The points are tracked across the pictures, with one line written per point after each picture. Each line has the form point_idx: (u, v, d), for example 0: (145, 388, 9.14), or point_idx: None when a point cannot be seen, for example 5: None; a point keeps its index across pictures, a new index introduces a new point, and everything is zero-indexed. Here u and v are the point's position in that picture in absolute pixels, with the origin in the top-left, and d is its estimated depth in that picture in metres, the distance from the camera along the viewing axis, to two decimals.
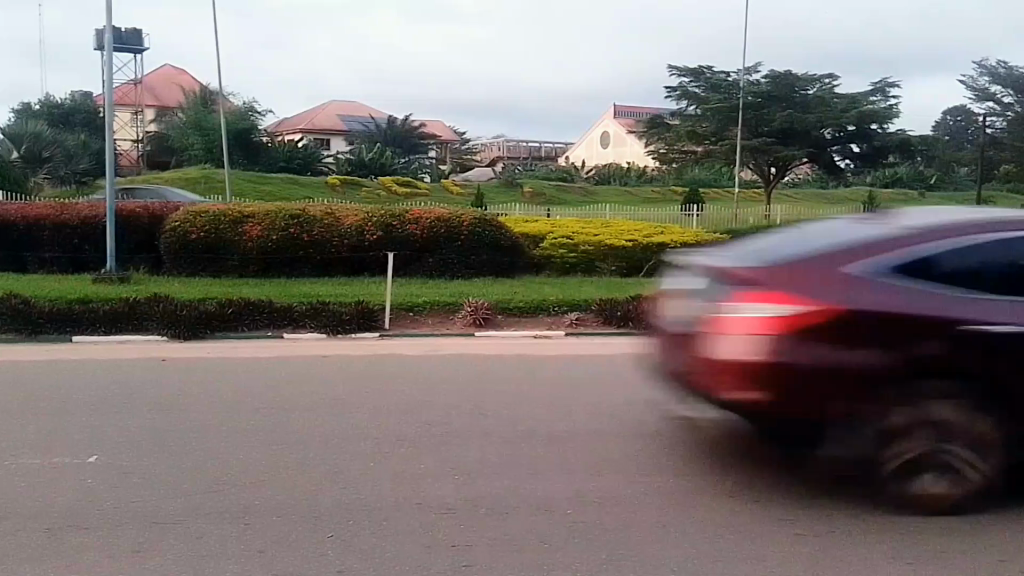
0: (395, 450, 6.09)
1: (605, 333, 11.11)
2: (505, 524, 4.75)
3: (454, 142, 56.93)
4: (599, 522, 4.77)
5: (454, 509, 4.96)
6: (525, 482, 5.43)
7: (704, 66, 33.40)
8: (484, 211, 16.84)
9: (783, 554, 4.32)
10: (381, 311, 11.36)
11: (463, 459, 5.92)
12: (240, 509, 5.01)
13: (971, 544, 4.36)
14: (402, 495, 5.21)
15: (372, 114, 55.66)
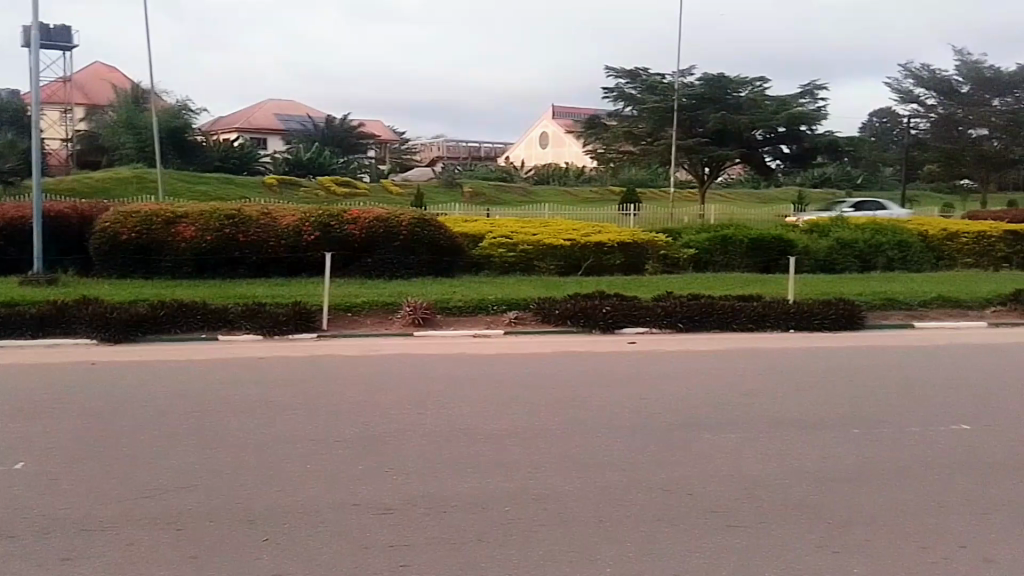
0: (335, 452, 6.08)
1: (544, 331, 11.22)
2: (442, 522, 4.82)
3: (394, 142, 56.51)
4: (536, 518, 4.87)
5: (394, 510, 4.97)
6: (464, 480, 5.51)
7: (640, 68, 33.87)
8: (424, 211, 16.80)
9: (715, 547, 4.48)
10: (319, 312, 11.26)
11: (403, 458, 5.96)
12: (172, 514, 4.94)
13: (883, 535, 4.64)
14: (341, 496, 5.22)
15: (310, 113, 54.87)
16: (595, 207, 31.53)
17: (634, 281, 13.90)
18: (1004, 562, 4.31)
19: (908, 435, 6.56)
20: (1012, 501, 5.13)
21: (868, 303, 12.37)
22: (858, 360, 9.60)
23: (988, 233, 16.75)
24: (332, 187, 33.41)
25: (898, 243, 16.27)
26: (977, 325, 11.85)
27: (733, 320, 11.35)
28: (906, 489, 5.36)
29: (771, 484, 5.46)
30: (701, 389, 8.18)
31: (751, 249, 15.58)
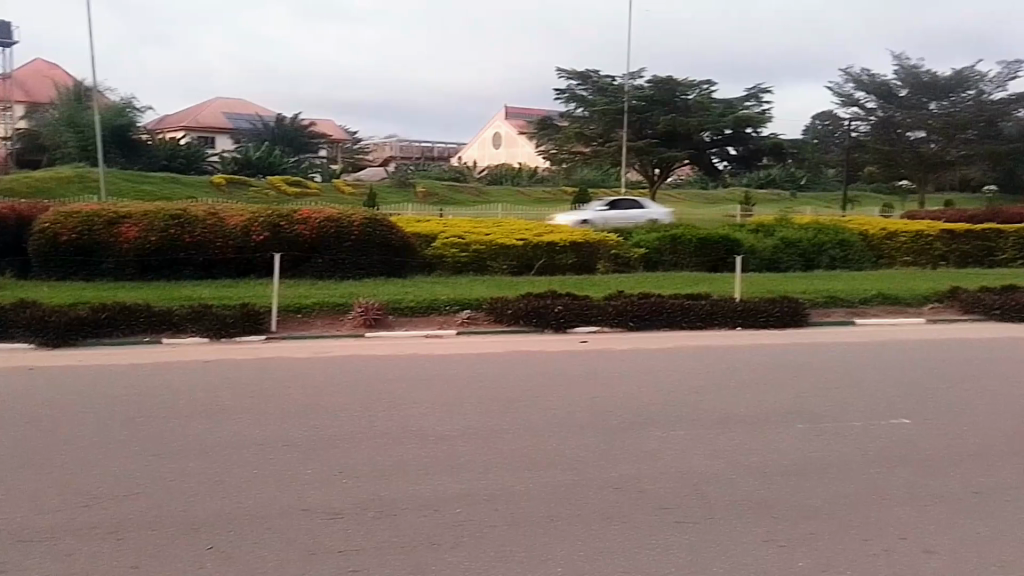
0: (284, 456, 6.04)
1: (496, 331, 11.27)
2: (392, 525, 4.82)
3: (346, 142, 56.00)
4: (487, 519, 4.89)
5: (343, 514, 4.95)
6: (416, 483, 5.51)
7: (591, 70, 34.22)
8: (376, 211, 16.71)
9: (665, 543, 4.57)
10: (267, 314, 11.12)
11: (354, 462, 5.93)
12: (112, 522, 4.84)
13: (823, 527, 4.80)
14: (289, 501, 5.18)
15: (258, 112, 54.03)
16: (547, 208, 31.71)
17: (587, 281, 14.00)
18: (941, 552, 4.48)
19: (850, 430, 6.77)
20: (950, 493, 5.33)
21: (812, 301, 12.70)
22: (804, 356, 9.85)
23: (925, 233, 17.31)
24: (281, 187, 32.95)
25: (839, 242, 16.71)
26: (916, 322, 12.26)
27: (683, 318, 11.56)
28: (845, 483, 5.55)
29: (718, 480, 5.58)
30: (651, 387, 8.31)
31: (700, 248, 15.87)
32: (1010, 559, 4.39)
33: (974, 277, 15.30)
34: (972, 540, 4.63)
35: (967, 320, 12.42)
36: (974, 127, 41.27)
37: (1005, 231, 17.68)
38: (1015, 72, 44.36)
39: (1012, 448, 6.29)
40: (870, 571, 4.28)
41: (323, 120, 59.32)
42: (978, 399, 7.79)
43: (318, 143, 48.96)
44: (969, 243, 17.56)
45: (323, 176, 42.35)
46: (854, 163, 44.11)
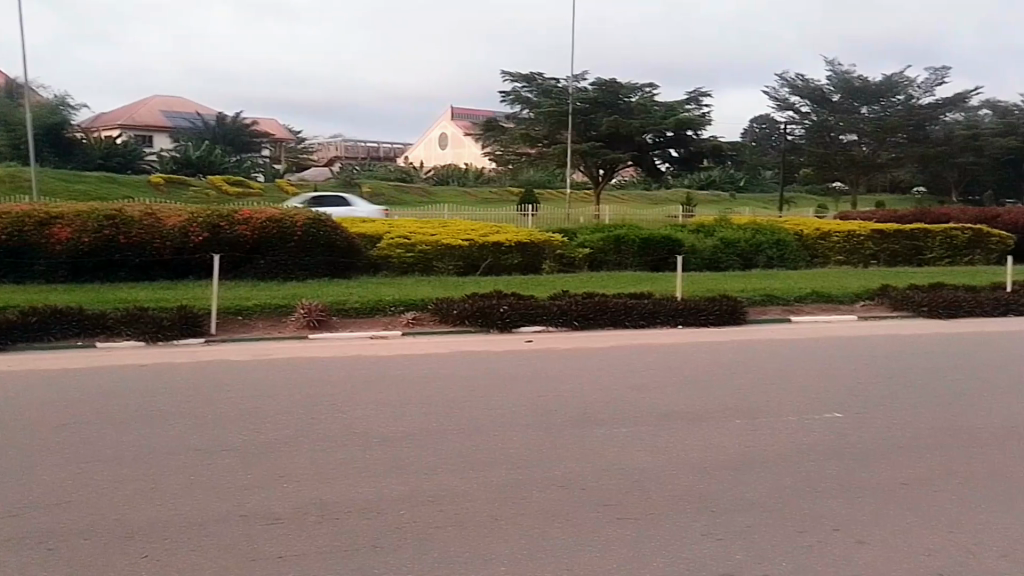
0: (224, 461, 5.95)
1: (441, 331, 11.28)
2: (335, 529, 4.81)
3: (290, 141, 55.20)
4: (431, 520, 4.92)
5: (284, 519, 4.92)
6: (360, 485, 5.50)
7: (536, 72, 34.47)
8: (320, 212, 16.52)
9: (606, 540, 4.66)
10: (206, 316, 10.92)
11: (295, 465, 5.89)
12: (41, 532, 4.72)
13: (758, 520, 4.96)
14: (228, 507, 5.12)
15: (198, 110, 52.86)
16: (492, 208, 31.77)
17: (532, 281, 14.09)
18: (872, 543, 4.67)
19: (786, 425, 6.98)
20: (879, 484, 5.57)
21: (749, 300, 13.05)
22: (742, 353, 10.11)
23: (857, 233, 17.90)
24: (221, 186, 32.31)
25: (776, 242, 17.20)
26: (848, 318, 12.69)
27: (626, 318, 11.74)
28: (780, 476, 5.73)
29: (658, 475, 5.72)
30: (593, 385, 8.43)
31: (642, 247, 16.13)
32: (935, 547, 4.60)
33: (904, 276, 15.95)
34: (899, 529, 4.84)
35: (897, 316, 12.92)
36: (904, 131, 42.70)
37: (933, 231, 18.36)
38: (941, 78, 46.15)
39: (938, 439, 6.59)
40: (801, 560, 4.45)
41: (265, 118, 58.30)
42: (905, 393, 8.13)
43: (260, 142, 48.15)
44: (899, 243, 18.21)
45: (265, 175, 41.61)
46: (790, 166, 45.49)
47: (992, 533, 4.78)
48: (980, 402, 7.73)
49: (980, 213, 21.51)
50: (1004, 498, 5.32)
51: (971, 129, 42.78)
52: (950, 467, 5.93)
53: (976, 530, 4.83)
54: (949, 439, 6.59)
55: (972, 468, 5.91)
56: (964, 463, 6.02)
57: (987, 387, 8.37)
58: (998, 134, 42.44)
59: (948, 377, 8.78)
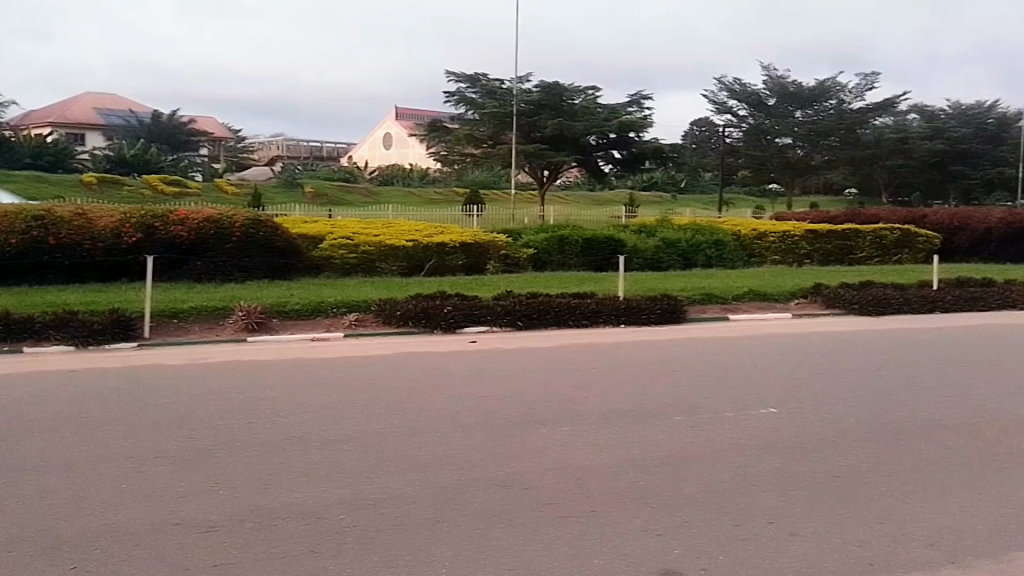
0: (159, 469, 5.81)
1: (384, 332, 11.20)
2: (273, 535, 4.74)
3: (229, 141, 54.08)
4: (372, 524, 4.89)
5: (220, 526, 4.83)
6: (300, 491, 5.42)
7: (480, 73, 34.53)
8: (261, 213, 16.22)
9: (547, 539, 4.70)
10: (139, 320, 10.60)
11: (233, 472, 5.78)
12: None
13: (696, 514, 5.08)
14: (163, 515, 5.01)
15: (133, 108, 51.41)
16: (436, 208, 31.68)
17: (476, 281, 14.11)
18: (807, 534, 4.81)
19: (723, 421, 7.14)
20: (813, 478, 5.75)
21: (689, 299, 13.31)
22: (682, 351, 10.31)
23: (791, 233, 18.43)
24: (156, 186, 31.46)
25: (715, 243, 17.56)
26: (783, 316, 13.04)
27: (569, 317, 11.85)
28: (718, 471, 5.87)
29: (600, 473, 5.80)
30: (537, 385, 8.49)
31: (586, 248, 16.32)
32: (865, 538, 4.77)
33: (837, 274, 16.45)
34: (830, 521, 5.00)
35: (829, 314, 13.33)
36: (837, 134, 44.06)
37: (863, 231, 19.00)
38: (871, 83, 47.70)
39: (868, 432, 6.83)
40: (738, 553, 4.57)
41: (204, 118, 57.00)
42: (838, 388, 8.41)
43: (197, 142, 47.06)
44: (832, 243, 18.79)
45: (202, 175, 40.67)
46: (730, 167, 46.75)
47: (918, 524, 4.97)
48: (909, 397, 8.02)
49: (908, 213, 22.31)
50: (929, 489, 5.54)
51: (900, 132, 44.32)
52: (878, 459, 6.15)
53: (903, 520, 5.02)
54: (878, 432, 6.84)
55: (899, 460, 6.15)
56: (892, 455, 6.26)
57: (917, 382, 8.69)
58: (924, 138, 43.99)
59: (877, 373, 9.10)
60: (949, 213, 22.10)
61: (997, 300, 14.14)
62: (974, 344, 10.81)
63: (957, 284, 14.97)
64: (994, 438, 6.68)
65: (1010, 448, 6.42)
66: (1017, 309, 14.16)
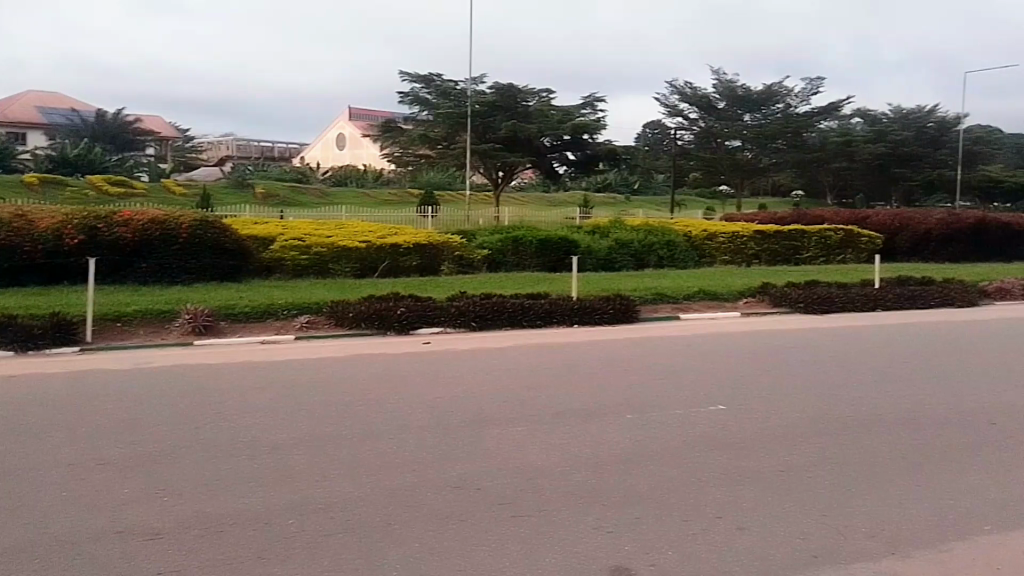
0: (102, 476, 5.66)
1: (336, 335, 11.08)
2: (219, 541, 4.65)
3: (177, 141, 52.98)
4: (321, 528, 4.84)
5: (164, 533, 4.72)
6: (249, 496, 5.34)
7: (434, 73, 34.41)
8: (212, 215, 15.92)
9: (499, 539, 4.71)
10: (81, 324, 10.32)
11: (178, 478, 5.66)
12: None
13: (647, 511, 5.14)
14: (105, 523, 4.87)
15: (76, 106, 50.08)
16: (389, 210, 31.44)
17: (430, 282, 14.05)
18: (753, 528, 4.91)
19: (673, 418, 7.25)
20: (760, 472, 5.87)
21: (642, 299, 13.47)
22: (634, 350, 10.43)
23: (740, 234, 18.76)
24: (100, 186, 30.70)
25: (666, 243, 17.80)
26: (732, 315, 13.28)
27: (524, 318, 11.88)
28: (669, 468, 5.94)
29: (552, 472, 5.83)
30: (491, 386, 8.48)
31: (540, 248, 16.39)
32: (809, 530, 4.88)
33: (784, 274, 16.79)
34: (775, 515, 5.10)
35: (776, 312, 13.63)
36: (784, 138, 44.96)
37: (809, 231, 19.44)
38: (816, 88, 48.83)
39: (813, 428, 6.98)
40: (687, 547, 4.64)
41: (150, 117, 55.75)
42: (784, 384, 8.59)
43: (143, 142, 45.98)
44: (779, 243, 19.19)
45: (149, 175, 39.76)
46: (681, 169, 46.97)
47: (860, 515, 5.11)
48: (854, 393, 8.22)
49: (851, 214, 22.96)
50: (869, 482, 5.69)
51: (844, 136, 45.81)
52: (822, 454, 6.31)
53: (846, 513, 5.15)
54: (821, 428, 7.01)
55: (843, 455, 6.30)
56: (835, 449, 6.42)
57: (860, 378, 8.90)
58: (867, 141, 45.39)
59: (821, 369, 9.34)
60: (890, 214, 22.82)
61: (936, 298, 14.62)
62: (916, 341, 11.11)
63: (898, 283, 15.41)
64: (935, 432, 6.88)
65: (947, 441, 6.65)
66: (953, 306, 14.67)
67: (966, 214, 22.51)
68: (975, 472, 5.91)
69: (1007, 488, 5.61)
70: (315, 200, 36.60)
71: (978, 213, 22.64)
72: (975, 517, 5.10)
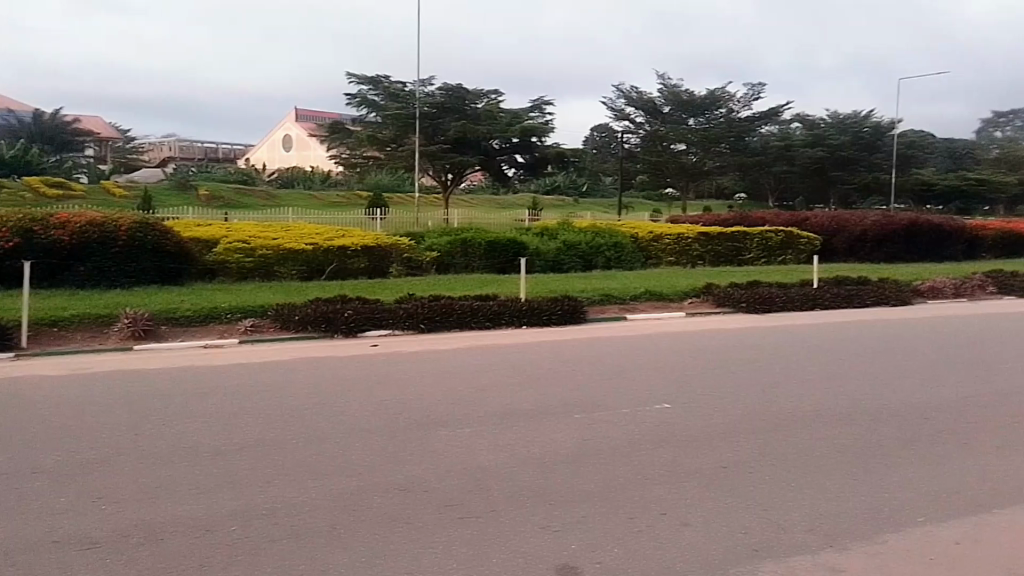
0: (37, 485, 5.49)
1: (281, 338, 10.92)
2: (160, 550, 4.56)
3: (117, 141, 51.60)
4: (265, 534, 4.78)
5: (102, 543, 4.61)
6: (189, 503, 5.23)
7: (381, 75, 34.17)
8: (154, 216, 15.58)
9: (447, 540, 4.72)
10: (16, 330, 9.97)
11: (119, 486, 5.52)
12: None
13: (592, 509, 5.20)
14: (40, 533, 4.73)
15: (10, 105, 48.41)
16: (338, 211, 31.12)
17: (379, 285, 13.95)
18: (696, 524, 5.01)
19: (620, 418, 7.34)
20: (703, 469, 5.99)
21: (589, 300, 13.58)
22: (581, 350, 10.53)
23: (685, 236, 19.08)
24: (38, 187, 29.84)
25: (614, 245, 18.00)
26: (676, 315, 13.46)
27: (472, 319, 11.89)
28: (615, 467, 6.02)
29: (500, 473, 5.86)
30: (439, 388, 8.46)
31: (489, 250, 16.42)
32: (750, 525, 5.00)
33: (727, 274, 17.13)
34: (718, 511, 5.21)
35: (719, 312, 13.89)
36: (727, 141, 45.79)
37: (751, 233, 19.86)
38: (757, 93, 49.94)
39: (756, 425, 7.15)
40: (631, 544, 4.71)
41: (89, 117, 54.20)
42: (727, 382, 8.77)
43: (82, 142, 44.72)
44: (722, 244, 19.56)
45: (88, 176, 38.66)
46: (627, 172, 47.66)
47: (798, 510, 5.26)
48: (794, 390, 8.43)
49: (791, 215, 23.54)
50: (807, 477, 5.86)
51: (785, 139, 47.05)
52: (764, 449, 6.47)
53: (786, 508, 5.29)
54: (763, 424, 7.18)
55: (785, 450, 6.46)
56: (776, 445, 6.59)
57: (801, 376, 9.14)
58: (806, 146, 46.68)
59: (762, 367, 9.55)
60: (827, 216, 23.45)
61: (871, 298, 15.09)
62: (853, 339, 11.44)
63: (836, 283, 15.86)
64: (870, 428, 7.11)
65: (883, 435, 6.88)
66: (888, 305, 15.15)
67: (899, 215, 23.35)
68: (908, 465, 6.13)
69: (938, 480, 5.83)
70: (261, 203, 36.05)
71: (910, 215, 23.45)
72: (908, 509, 5.28)
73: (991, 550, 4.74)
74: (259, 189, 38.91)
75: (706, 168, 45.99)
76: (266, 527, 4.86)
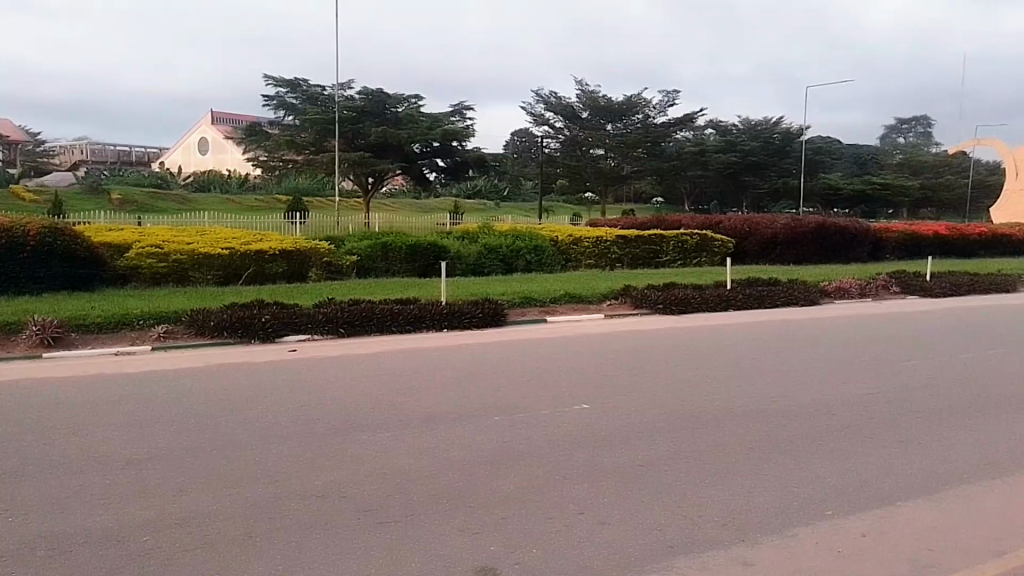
0: None
1: (196, 344, 10.66)
2: (69, 562, 4.42)
3: (24, 145, 49.36)
4: (181, 543, 4.68)
5: (7, 556, 4.44)
6: (100, 514, 5.08)
7: (300, 78, 33.62)
8: (62, 222, 14.96)
9: (367, 547, 4.71)
10: None
11: (27, 497, 5.32)
12: None
13: (512, 511, 5.29)
14: None
15: None
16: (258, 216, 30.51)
17: (297, 289, 13.71)
18: (613, 522, 5.16)
19: (540, 420, 7.45)
20: (619, 468, 6.15)
21: (510, 303, 13.72)
22: (501, 353, 10.62)
23: (603, 238, 19.41)
24: None
25: (534, 248, 18.21)
26: (595, 317, 13.74)
27: (393, 323, 11.84)
28: (534, 468, 6.13)
29: (421, 477, 5.89)
30: (359, 393, 8.40)
31: (410, 254, 16.39)
32: (664, 522, 5.18)
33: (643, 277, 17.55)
34: (634, 509, 5.37)
35: (638, 313, 14.23)
36: (643, 146, 46.09)
37: (667, 236, 20.37)
38: (672, 100, 51.19)
39: (670, 424, 7.37)
40: (549, 544, 4.81)
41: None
42: (642, 383, 9.01)
43: None
44: (639, 247, 20.00)
45: None
46: (547, 175, 48.05)
47: (709, 505, 5.47)
48: (708, 389, 8.74)
49: (706, 219, 24.18)
50: (718, 474, 6.09)
51: (698, 144, 48.22)
52: (677, 447, 6.69)
53: (698, 503, 5.50)
54: (678, 423, 7.40)
55: (697, 448, 6.70)
56: (689, 443, 6.83)
57: (715, 375, 9.45)
58: (719, 151, 48.45)
59: (677, 368, 9.82)
60: (740, 219, 24.09)
61: (781, 298, 15.72)
62: (763, 339, 11.88)
63: (747, 284, 16.48)
64: (777, 424, 7.42)
65: (789, 432, 7.19)
66: (797, 305, 15.81)
67: (808, 219, 24.37)
68: (810, 459, 6.45)
69: (837, 474, 6.15)
70: (176, 207, 34.99)
71: (818, 218, 24.48)
72: (813, 504, 5.55)
73: (890, 540, 5.03)
74: (174, 193, 37.75)
75: (624, 172, 46.83)
76: (180, 537, 4.77)
